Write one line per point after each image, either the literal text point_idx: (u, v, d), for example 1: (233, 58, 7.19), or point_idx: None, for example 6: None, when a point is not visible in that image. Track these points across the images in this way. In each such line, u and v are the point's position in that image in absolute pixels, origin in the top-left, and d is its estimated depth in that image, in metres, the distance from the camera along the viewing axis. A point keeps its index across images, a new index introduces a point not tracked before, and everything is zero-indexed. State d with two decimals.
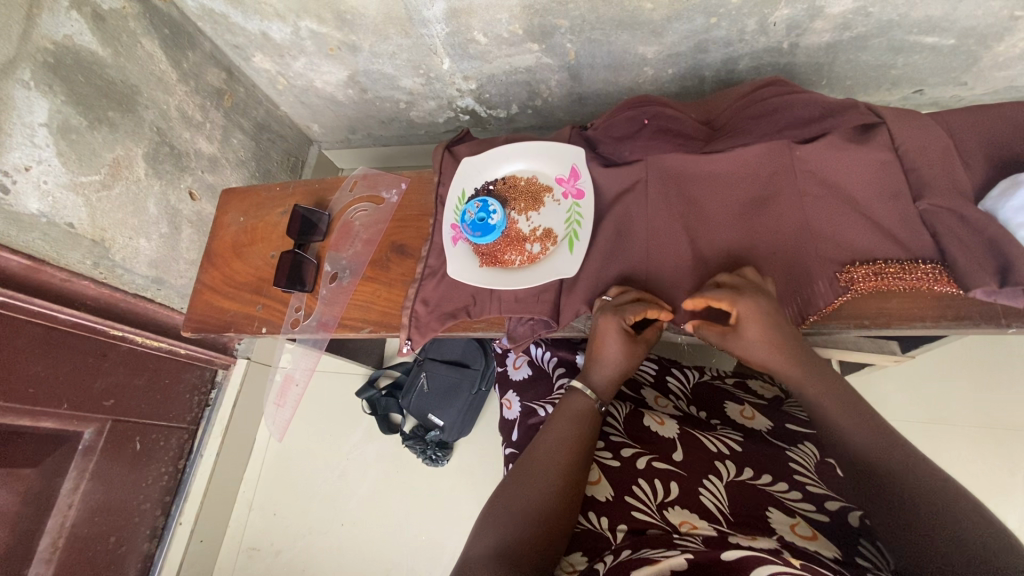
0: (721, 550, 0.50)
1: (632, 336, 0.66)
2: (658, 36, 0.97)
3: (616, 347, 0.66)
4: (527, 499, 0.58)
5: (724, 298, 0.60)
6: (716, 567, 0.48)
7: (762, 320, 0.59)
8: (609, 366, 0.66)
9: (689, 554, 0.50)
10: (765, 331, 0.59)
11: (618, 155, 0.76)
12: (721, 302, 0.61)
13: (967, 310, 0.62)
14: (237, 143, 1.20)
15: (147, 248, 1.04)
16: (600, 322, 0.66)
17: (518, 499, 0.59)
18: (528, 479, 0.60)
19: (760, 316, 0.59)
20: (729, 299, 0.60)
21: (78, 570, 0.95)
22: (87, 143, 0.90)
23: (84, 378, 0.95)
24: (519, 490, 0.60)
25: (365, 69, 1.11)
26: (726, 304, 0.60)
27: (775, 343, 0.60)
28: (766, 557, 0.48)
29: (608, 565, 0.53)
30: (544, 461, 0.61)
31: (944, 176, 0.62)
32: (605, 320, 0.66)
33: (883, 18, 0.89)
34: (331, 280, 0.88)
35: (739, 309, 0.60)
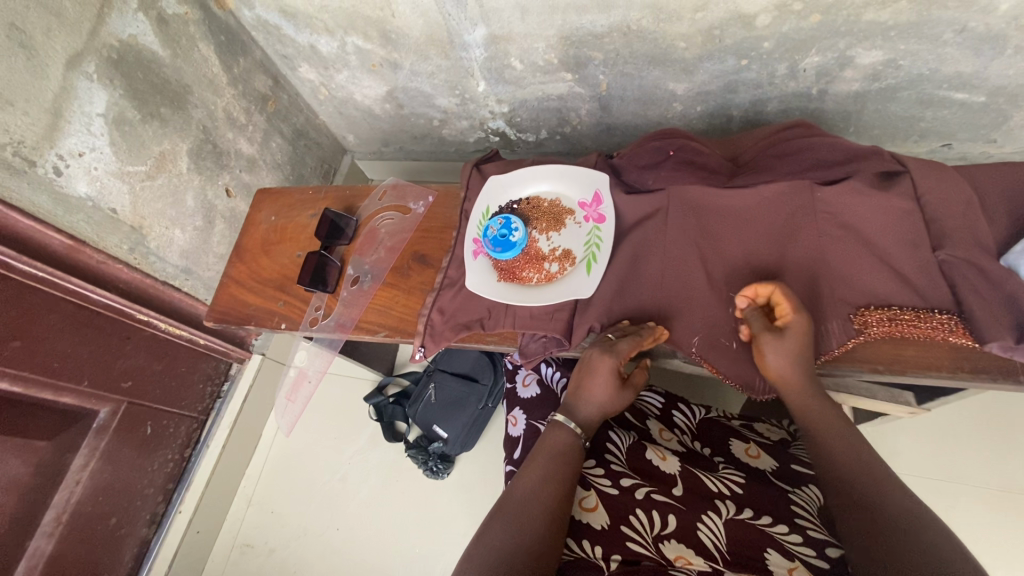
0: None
1: (619, 380, 0.66)
2: (688, 74, 0.99)
3: (603, 388, 0.66)
4: (510, 526, 0.58)
5: (795, 306, 0.62)
6: None
7: (804, 339, 0.61)
8: (595, 406, 0.66)
9: None
10: (798, 349, 0.61)
11: (641, 183, 0.79)
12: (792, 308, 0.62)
13: (983, 364, 0.62)
14: (276, 147, 1.25)
15: (180, 238, 1.07)
16: (594, 359, 0.66)
17: (506, 528, 0.58)
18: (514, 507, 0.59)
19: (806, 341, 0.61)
20: (797, 307, 0.62)
21: (78, 547, 0.97)
22: (137, 135, 0.95)
23: (106, 358, 0.99)
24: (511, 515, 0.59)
25: (403, 86, 1.15)
26: (791, 310, 0.62)
27: (800, 364, 0.61)
28: None
29: None
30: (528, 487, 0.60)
31: (965, 228, 0.63)
32: (608, 364, 0.65)
33: (913, 71, 0.90)
34: (352, 283, 0.90)
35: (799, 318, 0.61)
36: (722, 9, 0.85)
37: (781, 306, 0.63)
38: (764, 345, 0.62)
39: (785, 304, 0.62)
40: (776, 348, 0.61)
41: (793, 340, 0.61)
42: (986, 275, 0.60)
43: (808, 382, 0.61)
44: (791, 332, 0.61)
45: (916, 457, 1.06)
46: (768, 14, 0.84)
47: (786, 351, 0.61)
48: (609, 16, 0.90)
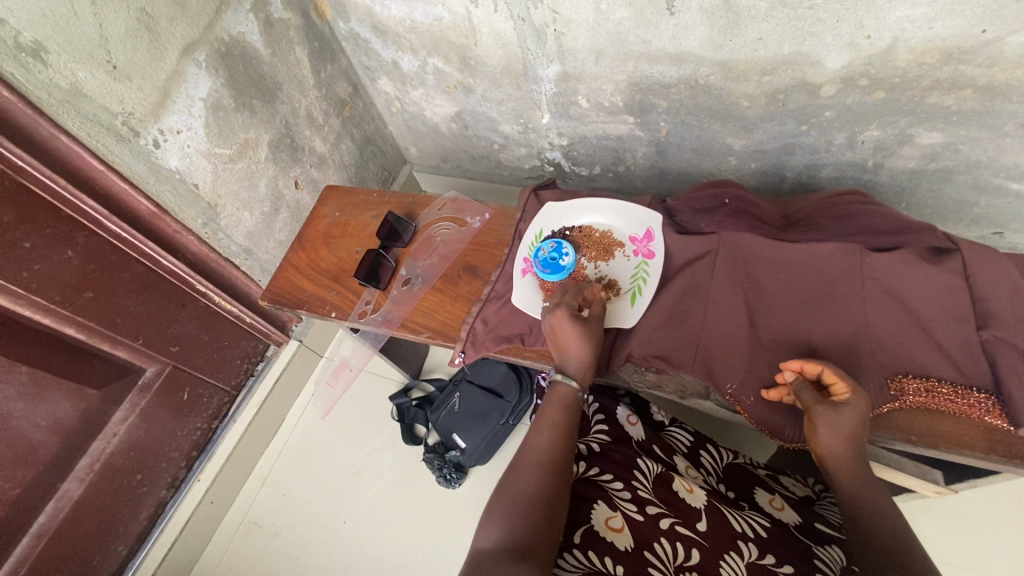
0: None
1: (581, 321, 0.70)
2: (747, 131, 1.03)
3: (571, 336, 0.69)
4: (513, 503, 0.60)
5: (851, 385, 0.63)
6: None
7: (859, 417, 0.62)
8: (574, 353, 0.69)
9: None
10: (853, 426, 0.62)
11: (692, 225, 0.82)
12: (845, 386, 0.63)
13: (1018, 449, 0.63)
14: (345, 149, 1.33)
15: (247, 220, 1.14)
16: (551, 320, 0.71)
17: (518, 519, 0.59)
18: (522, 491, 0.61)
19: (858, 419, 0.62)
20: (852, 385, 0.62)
21: (103, 497, 1.01)
22: (228, 122, 1.03)
23: (162, 321, 1.06)
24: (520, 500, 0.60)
25: (472, 109, 1.22)
26: (846, 388, 0.63)
27: (853, 439, 0.62)
28: None
29: None
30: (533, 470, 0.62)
31: (1012, 311, 0.65)
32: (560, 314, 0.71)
33: (971, 157, 0.92)
34: (403, 284, 0.95)
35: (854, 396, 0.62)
36: (789, 75, 0.89)
37: (836, 383, 0.63)
38: (817, 419, 0.63)
39: (841, 382, 0.63)
40: (830, 423, 0.62)
41: (847, 417, 0.62)
42: None
43: (859, 462, 0.62)
44: (847, 410, 0.62)
45: (942, 544, 1.00)
46: (834, 85, 0.88)
47: (841, 428, 0.62)
48: (680, 68, 0.95)
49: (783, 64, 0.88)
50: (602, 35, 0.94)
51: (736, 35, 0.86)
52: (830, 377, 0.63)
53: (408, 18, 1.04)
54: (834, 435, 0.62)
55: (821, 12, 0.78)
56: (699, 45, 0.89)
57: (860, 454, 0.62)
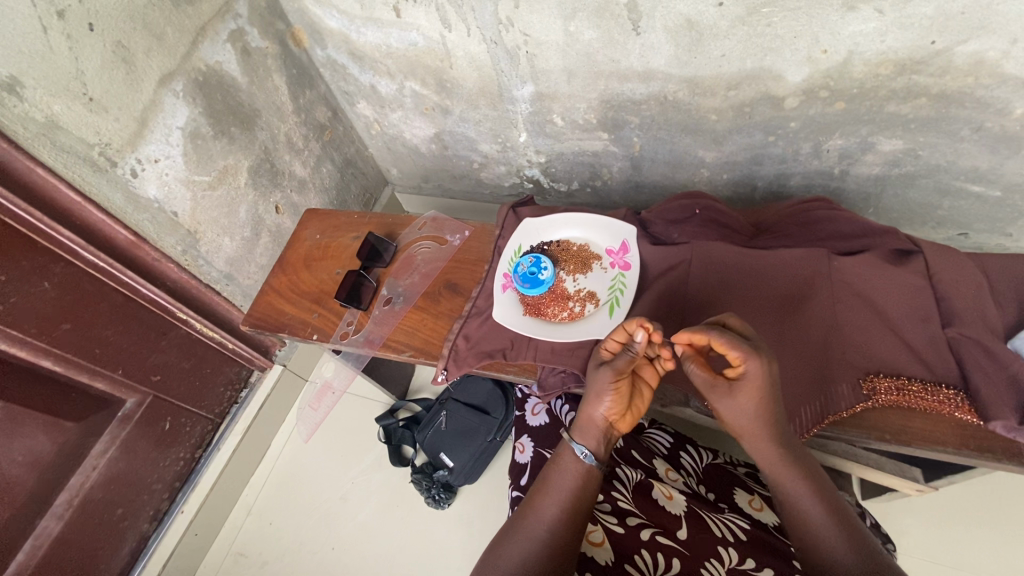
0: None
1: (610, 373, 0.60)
2: (718, 144, 1.06)
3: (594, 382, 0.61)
4: (516, 555, 0.59)
5: (742, 353, 0.55)
6: None
7: (759, 388, 0.56)
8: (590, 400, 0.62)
9: None
10: (755, 401, 0.57)
11: (666, 236, 0.84)
12: (737, 356, 0.56)
13: (988, 442, 0.64)
14: (326, 172, 1.34)
15: (228, 246, 1.14)
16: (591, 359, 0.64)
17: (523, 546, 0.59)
18: (527, 541, 0.59)
19: (758, 387, 0.56)
20: (746, 353, 0.55)
21: (82, 534, 0.99)
22: (207, 149, 1.04)
23: (142, 350, 1.05)
24: (523, 547, 0.59)
25: (450, 129, 1.25)
26: (739, 357, 0.56)
27: (765, 414, 0.58)
28: None
29: None
30: (542, 521, 0.60)
31: (973, 307, 0.67)
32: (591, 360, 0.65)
33: (931, 161, 0.96)
34: (384, 303, 0.95)
35: (751, 367, 0.56)
36: (754, 89, 0.93)
37: (727, 352, 0.56)
38: (720, 395, 0.59)
39: (730, 352, 0.56)
40: (732, 401, 0.58)
41: (746, 391, 0.57)
42: (991, 354, 0.64)
43: (767, 429, 0.58)
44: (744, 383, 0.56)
45: (923, 540, 1.01)
46: (796, 97, 0.92)
47: (739, 405, 0.58)
48: (649, 85, 0.98)
49: (747, 79, 0.91)
50: (573, 56, 0.97)
51: (701, 53, 0.89)
52: (717, 347, 0.56)
53: (384, 44, 1.07)
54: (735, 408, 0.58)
55: (779, 29, 0.82)
56: (666, 63, 0.92)
57: (772, 429, 0.58)
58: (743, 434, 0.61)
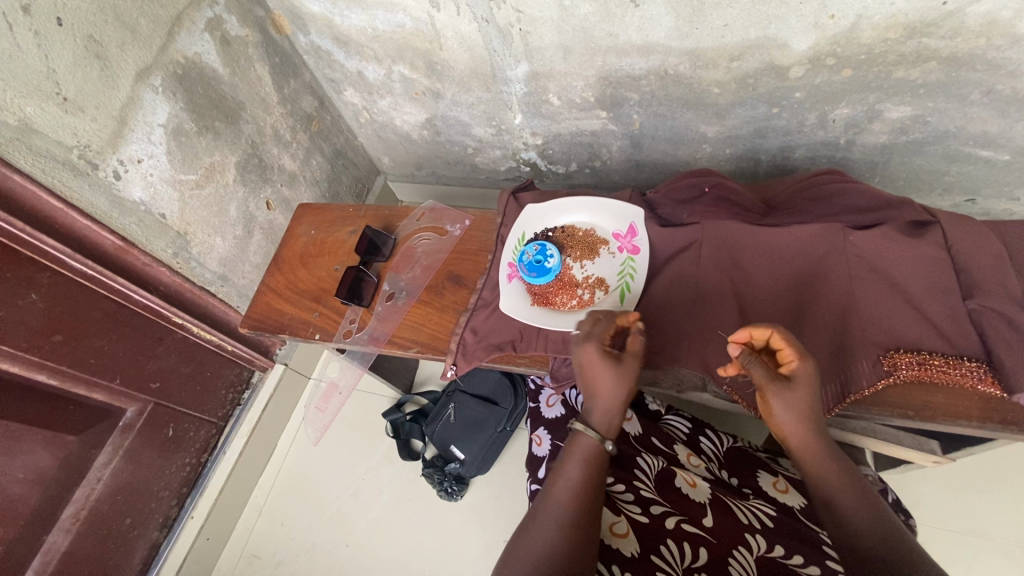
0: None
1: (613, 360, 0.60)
2: (720, 118, 1.03)
3: (607, 377, 0.59)
4: (536, 546, 0.56)
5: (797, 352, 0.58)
6: None
7: (807, 389, 0.58)
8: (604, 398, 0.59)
9: None
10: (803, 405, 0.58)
11: (674, 217, 0.82)
12: (795, 352, 0.58)
13: (1011, 415, 0.63)
14: (316, 164, 1.30)
15: (220, 246, 1.11)
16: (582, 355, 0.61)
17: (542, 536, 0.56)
18: (544, 533, 0.56)
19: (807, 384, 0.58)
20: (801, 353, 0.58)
21: (92, 546, 0.97)
22: (192, 146, 1.00)
23: (139, 358, 1.02)
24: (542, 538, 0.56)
25: (442, 114, 1.20)
26: (794, 356, 0.58)
27: (809, 416, 0.58)
28: None
29: None
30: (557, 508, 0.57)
31: (995, 277, 0.65)
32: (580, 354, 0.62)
33: (940, 127, 0.94)
34: (387, 298, 0.93)
35: (801, 368, 0.58)
36: (757, 59, 0.89)
37: (783, 350, 0.58)
38: (771, 397, 0.58)
39: (789, 349, 0.58)
40: (784, 401, 0.57)
41: (798, 390, 0.57)
42: (1014, 325, 0.63)
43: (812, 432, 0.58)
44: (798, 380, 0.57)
45: (939, 509, 1.02)
46: (802, 66, 0.89)
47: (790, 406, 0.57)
48: (648, 60, 0.94)
49: (751, 49, 0.88)
50: (568, 31, 0.92)
51: (702, 23, 0.85)
52: (778, 344, 0.58)
53: (370, 27, 1.02)
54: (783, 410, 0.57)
55: None
56: (666, 35, 0.89)
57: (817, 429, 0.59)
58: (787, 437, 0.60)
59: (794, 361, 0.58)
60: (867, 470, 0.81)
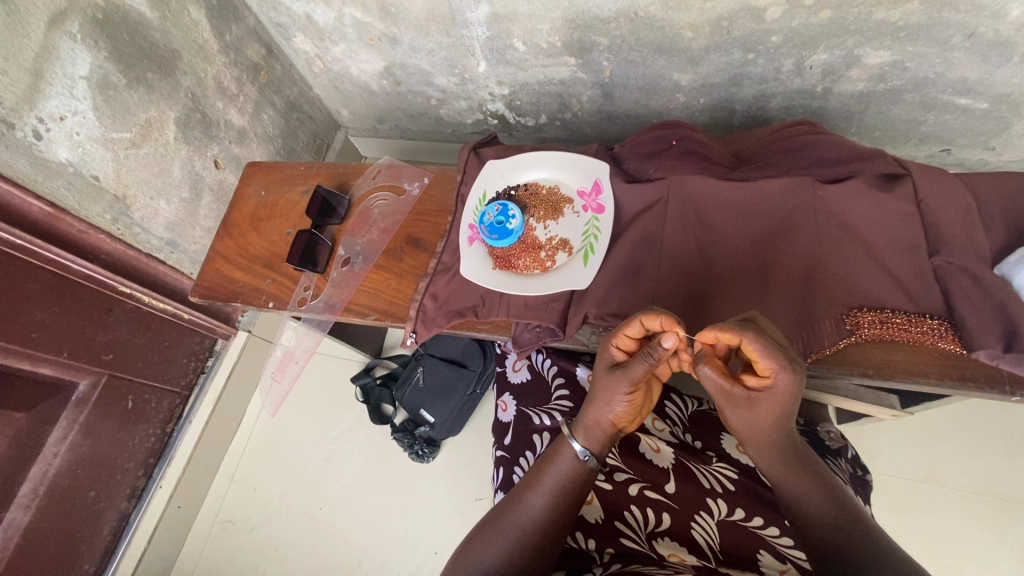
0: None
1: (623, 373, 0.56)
2: (694, 65, 0.98)
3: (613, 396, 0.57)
4: (494, 547, 0.56)
5: (776, 365, 0.47)
6: None
7: (785, 399, 0.50)
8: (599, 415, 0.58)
9: None
10: (776, 414, 0.51)
11: (641, 172, 0.78)
12: (771, 366, 0.47)
13: (971, 372, 0.63)
14: (267, 119, 1.21)
15: (166, 210, 1.04)
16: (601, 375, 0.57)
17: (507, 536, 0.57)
18: (507, 533, 0.57)
19: (784, 395, 0.49)
20: (781, 365, 0.47)
21: (56, 520, 0.95)
22: (122, 100, 0.91)
23: (87, 330, 0.96)
24: (507, 539, 0.56)
25: (401, 62, 1.12)
26: (770, 368, 0.48)
27: (778, 421, 0.52)
28: None
29: None
30: (528, 516, 0.57)
31: (961, 233, 0.64)
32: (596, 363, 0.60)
33: (919, 74, 0.90)
34: (343, 264, 0.89)
35: (783, 380, 0.48)
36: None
37: (759, 362, 0.48)
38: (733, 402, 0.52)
39: (764, 363, 0.47)
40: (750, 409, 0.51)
41: (767, 402, 0.50)
42: (978, 282, 0.62)
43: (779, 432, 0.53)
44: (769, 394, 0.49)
45: (898, 458, 1.05)
46: (779, 7, 0.83)
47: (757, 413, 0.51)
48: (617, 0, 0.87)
49: None
50: None
51: None
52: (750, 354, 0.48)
53: None
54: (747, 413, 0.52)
55: None
56: None
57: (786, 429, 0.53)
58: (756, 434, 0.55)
59: (771, 374, 0.48)
60: (827, 427, 0.83)
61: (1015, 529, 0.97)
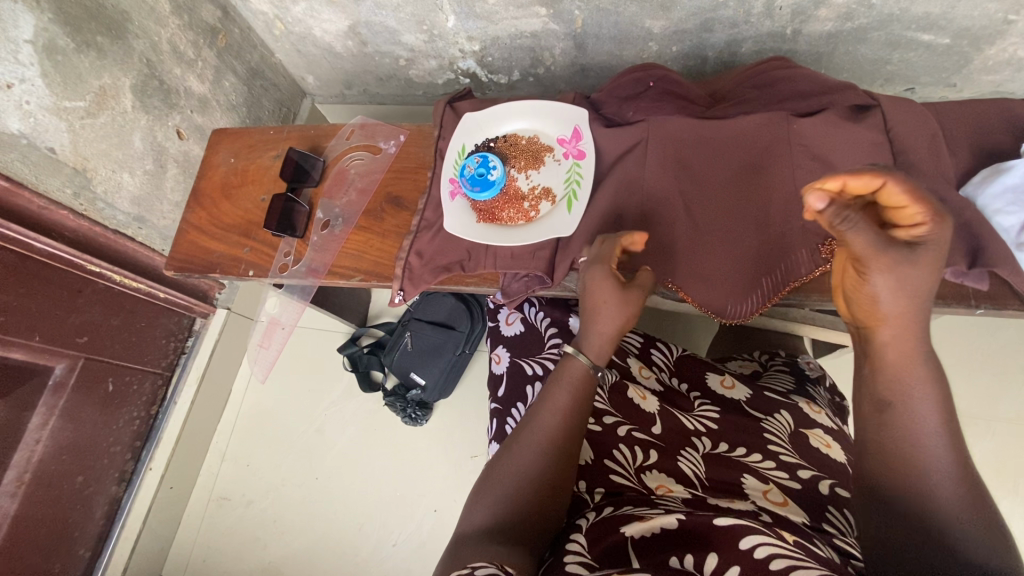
0: (712, 516, 0.54)
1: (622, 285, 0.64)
2: (666, 11, 0.97)
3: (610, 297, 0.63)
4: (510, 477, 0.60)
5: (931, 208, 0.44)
6: (705, 532, 0.52)
7: (938, 255, 0.46)
8: (603, 321, 0.63)
9: (680, 515, 0.55)
10: (928, 275, 0.45)
11: (619, 116, 0.79)
12: (925, 208, 0.44)
13: (939, 290, 0.66)
14: (229, 86, 1.16)
15: (130, 183, 1.00)
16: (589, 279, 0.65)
17: (524, 465, 0.59)
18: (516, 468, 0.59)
19: (935, 254, 0.45)
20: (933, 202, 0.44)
21: (45, 507, 0.93)
22: (72, 66, 0.86)
23: (59, 312, 0.93)
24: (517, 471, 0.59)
25: (367, 20, 1.08)
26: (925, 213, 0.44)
27: (920, 298, 0.46)
28: (760, 528, 0.52)
29: (593, 522, 0.58)
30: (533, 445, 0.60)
31: (928, 159, 0.67)
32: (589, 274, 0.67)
33: (885, 11, 0.91)
34: (322, 227, 0.87)
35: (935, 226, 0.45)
36: None
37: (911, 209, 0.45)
38: (885, 272, 0.45)
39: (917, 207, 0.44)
40: (900, 276, 0.45)
41: (919, 261, 0.45)
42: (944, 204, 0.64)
43: (924, 313, 0.46)
44: (922, 247, 0.45)
45: None
46: None
47: (910, 278, 0.45)
48: None
49: None
50: None
51: None
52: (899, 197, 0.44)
53: None
54: (900, 284, 0.45)
55: None
56: None
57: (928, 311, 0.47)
58: (892, 324, 0.47)
59: (924, 222, 0.45)
60: (807, 358, 0.91)
61: (978, 443, 1.03)
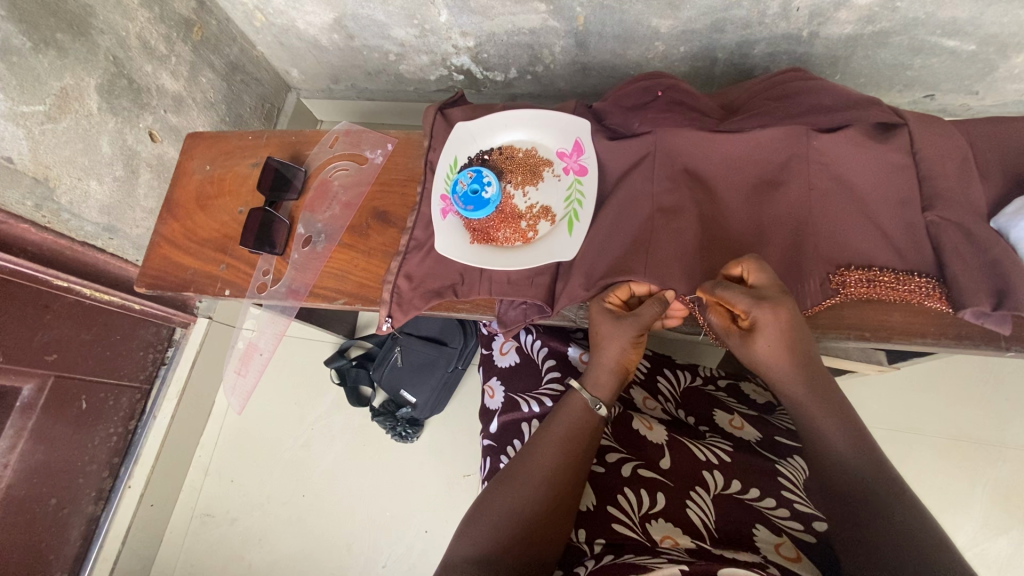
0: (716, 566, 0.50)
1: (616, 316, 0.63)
2: (674, 10, 0.90)
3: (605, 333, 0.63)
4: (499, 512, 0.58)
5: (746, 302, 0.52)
6: None
7: (773, 334, 0.52)
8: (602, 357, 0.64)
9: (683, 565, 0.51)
10: (778, 348, 0.53)
11: (625, 126, 0.72)
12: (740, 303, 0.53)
13: (966, 330, 0.62)
14: (206, 82, 1.08)
15: (98, 191, 0.93)
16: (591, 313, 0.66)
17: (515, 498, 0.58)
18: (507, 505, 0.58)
19: (776, 333, 0.52)
20: (750, 301, 0.52)
21: (16, 534, 0.88)
22: (29, 67, 0.79)
23: (24, 331, 0.87)
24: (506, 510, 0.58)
25: (353, 13, 1.01)
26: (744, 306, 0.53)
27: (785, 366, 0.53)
28: None
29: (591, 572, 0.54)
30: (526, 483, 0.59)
31: (959, 187, 0.62)
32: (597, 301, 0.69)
33: (909, 14, 0.85)
34: (304, 243, 0.81)
35: (759, 316, 0.52)
36: None
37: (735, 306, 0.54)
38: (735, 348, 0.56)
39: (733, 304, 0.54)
40: (751, 353, 0.54)
41: (761, 343, 0.53)
42: (971, 238, 0.59)
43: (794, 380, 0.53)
44: (756, 332, 0.53)
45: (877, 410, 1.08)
46: None
47: (758, 355, 0.54)
48: None
49: None
50: None
51: None
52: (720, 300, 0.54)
53: None
54: (753, 358, 0.55)
55: None
56: None
57: (799, 375, 0.53)
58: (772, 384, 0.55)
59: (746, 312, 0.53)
60: None
61: (987, 470, 1.01)
